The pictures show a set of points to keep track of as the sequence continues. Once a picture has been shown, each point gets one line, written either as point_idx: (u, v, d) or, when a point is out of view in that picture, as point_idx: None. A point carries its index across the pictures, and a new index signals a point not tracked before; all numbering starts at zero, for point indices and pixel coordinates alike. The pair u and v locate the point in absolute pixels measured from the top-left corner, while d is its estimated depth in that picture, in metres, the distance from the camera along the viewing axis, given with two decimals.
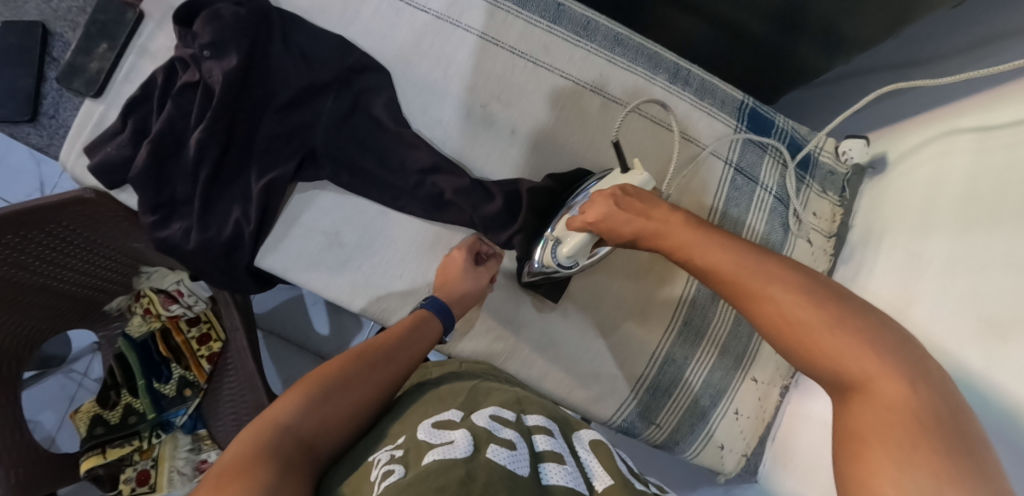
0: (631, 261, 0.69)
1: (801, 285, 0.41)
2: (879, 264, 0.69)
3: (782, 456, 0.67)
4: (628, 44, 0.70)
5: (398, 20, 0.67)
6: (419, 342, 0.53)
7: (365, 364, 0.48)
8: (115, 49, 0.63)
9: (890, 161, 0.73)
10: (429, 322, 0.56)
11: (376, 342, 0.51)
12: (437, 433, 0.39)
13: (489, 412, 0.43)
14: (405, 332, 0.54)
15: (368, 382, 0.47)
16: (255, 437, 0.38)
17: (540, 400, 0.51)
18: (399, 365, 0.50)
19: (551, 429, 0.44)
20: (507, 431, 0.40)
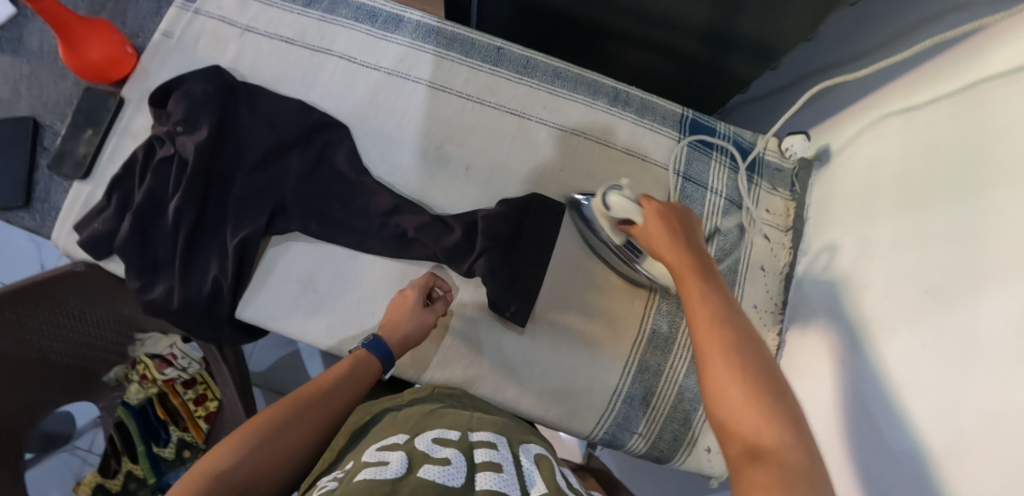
0: (593, 275, 0.72)
1: (745, 336, 0.47)
2: (832, 251, 0.70)
3: None
4: (567, 76, 0.76)
5: (354, 80, 0.73)
6: (360, 382, 0.57)
7: (299, 410, 0.51)
8: (101, 134, 0.69)
9: (833, 151, 0.76)
10: (367, 362, 0.59)
11: (320, 384, 0.54)
12: (379, 454, 0.42)
13: (431, 434, 0.47)
14: (348, 372, 0.57)
15: (306, 426, 0.50)
16: (188, 487, 0.41)
17: (494, 420, 0.55)
18: (337, 407, 0.54)
19: (495, 442, 0.47)
20: (447, 449, 0.44)
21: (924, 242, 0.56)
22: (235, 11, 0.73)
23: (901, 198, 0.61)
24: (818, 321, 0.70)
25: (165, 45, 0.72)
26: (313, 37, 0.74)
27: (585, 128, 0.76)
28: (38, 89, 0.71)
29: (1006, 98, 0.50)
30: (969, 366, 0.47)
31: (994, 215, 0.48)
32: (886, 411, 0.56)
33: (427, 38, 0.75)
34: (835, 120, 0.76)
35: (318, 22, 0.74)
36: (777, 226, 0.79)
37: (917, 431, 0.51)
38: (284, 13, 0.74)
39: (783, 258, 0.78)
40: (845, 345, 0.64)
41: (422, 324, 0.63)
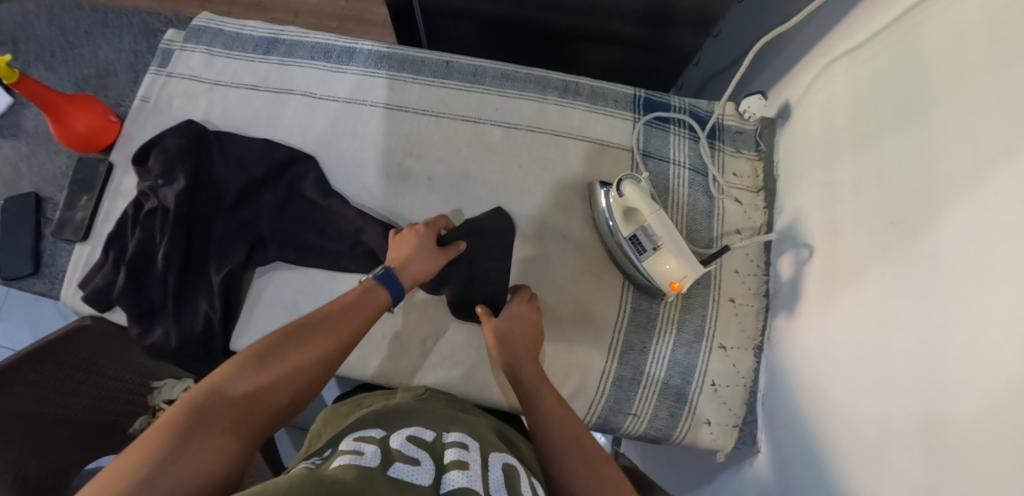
0: (565, 263, 0.73)
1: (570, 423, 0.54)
2: (801, 202, 0.69)
3: (774, 420, 0.65)
4: (515, 77, 0.79)
5: (315, 114, 0.78)
6: (369, 311, 0.55)
7: (304, 334, 0.50)
8: (94, 198, 0.75)
9: (792, 105, 0.75)
10: (373, 292, 0.57)
11: (326, 313, 0.53)
12: (354, 445, 0.44)
13: (409, 433, 0.48)
14: (358, 302, 0.55)
15: (310, 350, 0.50)
16: (191, 398, 0.42)
17: (472, 422, 0.56)
18: (344, 333, 0.52)
19: (467, 443, 0.48)
20: (419, 449, 0.45)
21: (881, 177, 0.55)
22: (204, 69, 0.80)
23: (856, 138, 0.60)
24: (798, 276, 0.67)
25: (144, 109, 0.78)
26: (274, 81, 0.79)
27: (539, 123, 0.77)
28: (37, 167, 0.79)
29: (942, 19, 0.50)
30: (934, 289, 0.46)
31: (953, 132, 0.47)
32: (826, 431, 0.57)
33: (379, 64, 0.80)
34: (789, 75, 0.76)
35: (278, 65, 0.80)
36: (746, 188, 0.78)
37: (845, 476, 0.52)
38: (247, 63, 0.80)
39: (758, 219, 0.76)
40: (820, 297, 0.62)
41: (434, 263, 0.63)
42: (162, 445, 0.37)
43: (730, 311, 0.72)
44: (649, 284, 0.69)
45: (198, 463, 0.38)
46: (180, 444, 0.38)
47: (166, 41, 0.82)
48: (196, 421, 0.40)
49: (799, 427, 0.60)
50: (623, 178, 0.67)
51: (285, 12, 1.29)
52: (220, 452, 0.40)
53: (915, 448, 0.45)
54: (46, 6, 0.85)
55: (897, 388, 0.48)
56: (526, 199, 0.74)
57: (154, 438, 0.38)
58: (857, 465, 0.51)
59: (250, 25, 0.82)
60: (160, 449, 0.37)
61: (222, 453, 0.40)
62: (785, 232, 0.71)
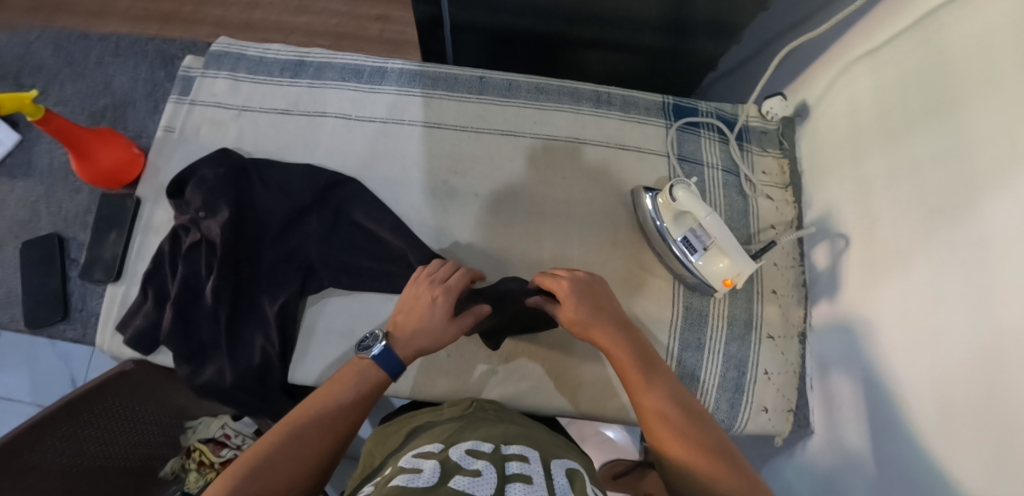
0: (618, 268, 0.75)
1: (659, 386, 0.54)
2: (833, 195, 0.73)
3: (826, 403, 0.69)
4: (549, 90, 0.81)
5: (352, 135, 0.77)
6: (368, 393, 0.54)
7: (301, 428, 0.49)
8: (125, 236, 0.72)
9: (811, 105, 0.80)
10: (368, 372, 0.55)
11: (317, 404, 0.52)
12: (413, 461, 0.45)
13: (466, 444, 0.48)
14: (355, 384, 0.54)
15: (308, 449, 0.48)
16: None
17: (529, 434, 0.55)
18: (342, 424, 0.51)
19: (527, 457, 0.48)
20: (479, 460, 0.45)
21: (915, 168, 0.60)
22: (229, 95, 0.77)
23: (885, 133, 0.65)
24: (836, 264, 0.72)
25: (169, 140, 0.75)
26: (306, 104, 0.77)
27: (577, 134, 0.79)
28: (55, 207, 0.74)
29: (962, 23, 0.55)
30: (983, 269, 0.50)
31: (981, 123, 0.52)
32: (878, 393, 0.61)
33: (413, 82, 0.80)
34: (807, 76, 0.80)
35: (308, 88, 0.78)
36: (776, 184, 0.82)
37: (905, 448, 0.56)
38: (275, 87, 0.78)
39: (789, 213, 0.80)
40: (865, 282, 0.66)
41: (438, 332, 0.58)
42: None
43: (774, 303, 0.76)
44: (701, 282, 0.71)
45: None
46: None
47: (185, 69, 0.79)
48: None
49: (853, 406, 0.64)
50: (674, 183, 0.69)
51: (274, 33, 1.19)
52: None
53: (976, 413, 0.49)
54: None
55: (953, 361, 0.52)
56: (572, 209, 0.76)
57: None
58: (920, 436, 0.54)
59: (274, 48, 0.80)
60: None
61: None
62: (818, 223, 0.76)
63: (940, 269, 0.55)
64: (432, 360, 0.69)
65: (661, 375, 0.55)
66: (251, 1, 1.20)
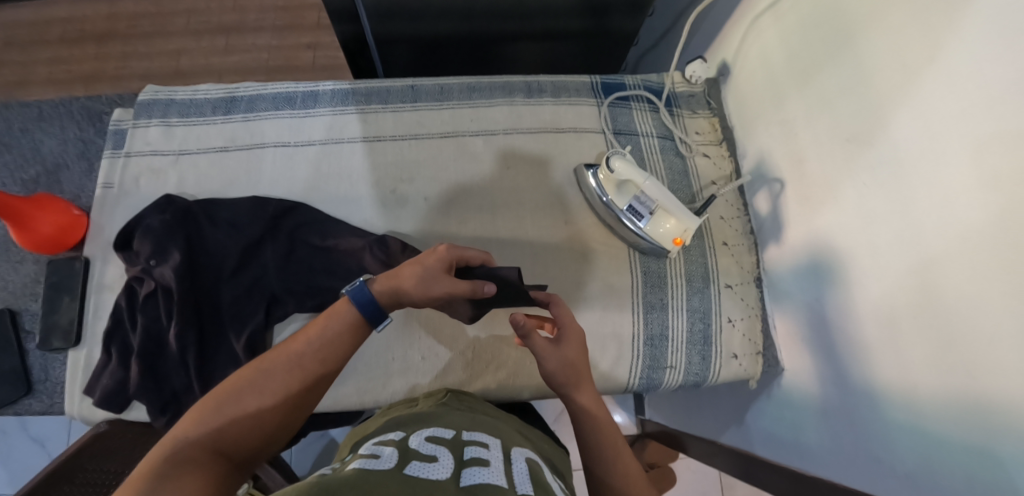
0: (575, 246, 0.77)
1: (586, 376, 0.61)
2: (764, 143, 0.77)
3: (788, 338, 0.72)
4: (481, 88, 0.83)
5: (293, 161, 0.77)
6: (346, 336, 0.54)
7: (270, 371, 0.50)
8: (79, 298, 0.71)
9: (729, 63, 0.84)
10: (344, 314, 0.54)
11: (293, 347, 0.52)
12: (374, 449, 0.46)
13: (427, 431, 0.51)
14: (333, 328, 0.53)
15: (278, 390, 0.49)
16: (155, 452, 0.41)
17: (491, 422, 0.58)
18: (315, 368, 0.51)
19: (487, 442, 0.51)
20: (439, 447, 0.47)
21: (829, 102, 0.64)
22: (164, 141, 0.77)
23: (798, 76, 0.69)
24: (777, 207, 0.75)
25: (109, 196, 0.74)
26: (243, 138, 0.78)
27: (514, 125, 0.82)
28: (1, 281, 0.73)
29: None
30: (902, 183, 0.54)
31: (876, 49, 0.56)
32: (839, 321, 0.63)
33: (346, 100, 0.81)
34: (721, 36, 0.84)
35: (243, 122, 0.78)
36: (710, 142, 0.86)
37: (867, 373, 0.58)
38: (209, 126, 0.78)
39: (727, 166, 0.84)
40: (806, 216, 0.69)
41: (424, 275, 0.57)
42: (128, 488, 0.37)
43: (726, 254, 0.79)
44: (653, 246, 0.74)
45: None
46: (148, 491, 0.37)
47: (115, 122, 0.78)
48: (164, 464, 0.40)
49: (812, 335, 0.67)
50: (610, 155, 0.72)
51: (205, 76, 1.19)
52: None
53: (918, 310, 0.52)
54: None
55: (886, 264, 0.56)
56: (521, 196, 0.78)
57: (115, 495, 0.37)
58: (873, 347, 0.57)
59: (202, 88, 0.80)
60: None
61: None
62: (755, 172, 0.79)
63: (864, 188, 0.59)
64: (408, 365, 0.70)
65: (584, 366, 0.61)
66: (177, 49, 1.20)
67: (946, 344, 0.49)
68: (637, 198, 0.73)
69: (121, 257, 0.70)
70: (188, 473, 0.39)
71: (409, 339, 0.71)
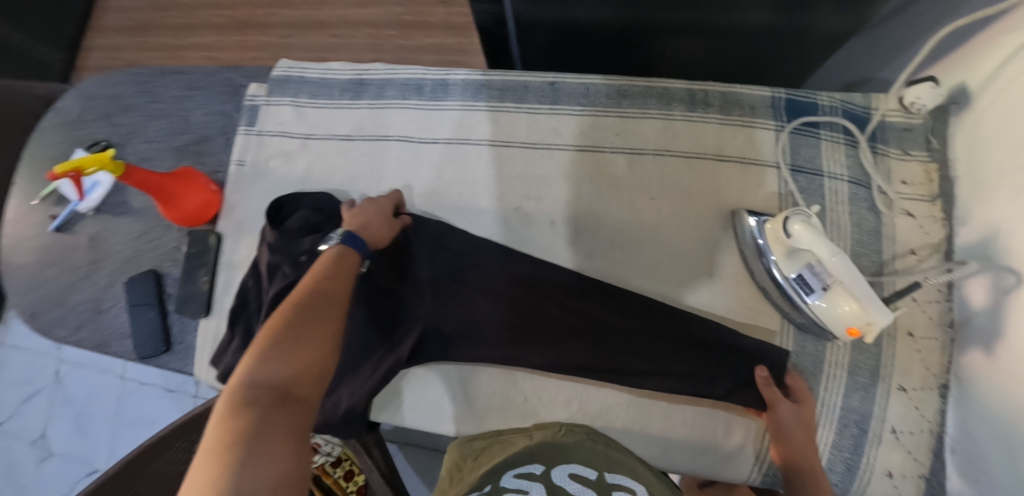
0: (718, 306, 0.65)
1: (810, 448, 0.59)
2: (1001, 208, 0.56)
3: (973, 467, 0.57)
4: (633, 93, 0.70)
5: (417, 160, 0.72)
6: (344, 278, 0.56)
7: (306, 306, 0.51)
8: (211, 272, 0.74)
9: (973, 92, 0.61)
10: (336, 259, 0.57)
11: (309, 286, 0.53)
12: (516, 481, 0.43)
13: (571, 466, 0.47)
14: (328, 275, 0.55)
15: (317, 332, 0.49)
16: (230, 410, 0.41)
17: (631, 463, 0.52)
18: (336, 304, 0.53)
19: (633, 487, 0.45)
20: (586, 489, 0.42)
21: None
22: (294, 123, 0.75)
23: None
24: (999, 306, 0.56)
25: (242, 174, 0.75)
26: (369, 128, 0.74)
27: (665, 144, 0.68)
28: (152, 244, 0.81)
29: None
30: None
31: None
32: None
33: (478, 94, 0.72)
34: (968, 49, 0.61)
35: (370, 109, 0.74)
36: (920, 197, 0.66)
37: None
38: (338, 111, 0.75)
39: (937, 233, 0.64)
40: None
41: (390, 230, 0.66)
42: (231, 440, 0.38)
43: (910, 348, 0.63)
44: (817, 325, 0.60)
45: (275, 447, 0.39)
46: (252, 452, 0.38)
47: (251, 97, 0.78)
48: (247, 409, 0.41)
49: (1010, 482, 0.52)
50: (789, 214, 0.57)
51: (343, 28, 1.13)
52: (286, 442, 0.40)
53: None
54: (132, 76, 0.89)
55: None
56: (661, 235, 0.67)
57: (213, 464, 0.37)
58: None
59: (333, 67, 0.77)
60: (232, 458, 0.37)
61: (289, 444, 0.40)
62: (974, 250, 0.59)
63: None
64: (505, 405, 0.66)
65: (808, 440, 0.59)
66: None
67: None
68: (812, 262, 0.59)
69: (269, 233, 0.68)
70: (272, 424, 0.40)
71: (512, 378, 0.66)
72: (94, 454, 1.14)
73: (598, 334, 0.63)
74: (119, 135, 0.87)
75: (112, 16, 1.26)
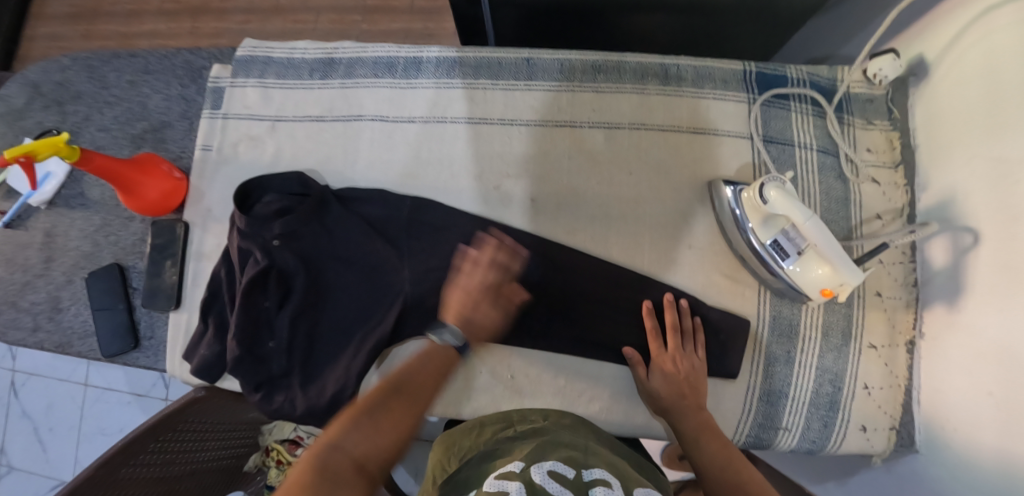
0: (701, 276, 0.66)
1: (686, 377, 0.61)
2: (962, 174, 0.59)
3: (938, 419, 0.60)
4: (608, 69, 0.70)
5: (393, 141, 0.70)
6: (443, 368, 0.54)
7: (395, 387, 0.50)
8: (179, 264, 0.71)
9: (931, 63, 0.64)
10: (442, 346, 0.55)
11: (409, 366, 0.53)
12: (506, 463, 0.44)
13: (549, 462, 0.39)
14: (429, 363, 0.54)
15: (401, 415, 0.48)
16: (306, 471, 0.41)
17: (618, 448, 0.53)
18: (427, 392, 0.52)
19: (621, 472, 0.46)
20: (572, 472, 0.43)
21: None
22: (261, 105, 0.73)
23: None
24: (960, 264, 0.59)
25: (208, 159, 0.72)
26: (340, 108, 0.72)
27: (640, 119, 0.69)
28: (114, 237, 0.77)
29: None
30: None
31: None
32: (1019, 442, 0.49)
33: (452, 72, 0.71)
34: (925, 22, 0.64)
35: (341, 90, 0.72)
36: (883, 164, 0.69)
37: None
38: (307, 92, 0.72)
39: (899, 199, 0.67)
40: (1000, 294, 0.53)
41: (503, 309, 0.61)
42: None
43: (877, 308, 0.66)
44: (793, 289, 0.62)
45: None
46: None
47: (214, 79, 0.74)
48: (325, 471, 0.41)
49: (973, 430, 0.55)
50: (765, 181, 0.58)
51: (306, 11, 1.09)
52: None
53: None
54: (82, 60, 0.83)
55: None
56: (640, 208, 0.68)
57: None
58: None
59: (301, 47, 0.74)
60: None
61: None
62: (934, 212, 0.63)
63: None
64: (491, 384, 0.66)
65: (690, 368, 0.62)
66: None
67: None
68: (790, 233, 0.60)
69: (238, 219, 0.65)
70: None
71: (498, 356, 0.66)
72: (58, 465, 1.08)
73: (579, 311, 0.65)
74: (70, 123, 0.82)
75: (55, 3, 1.18)
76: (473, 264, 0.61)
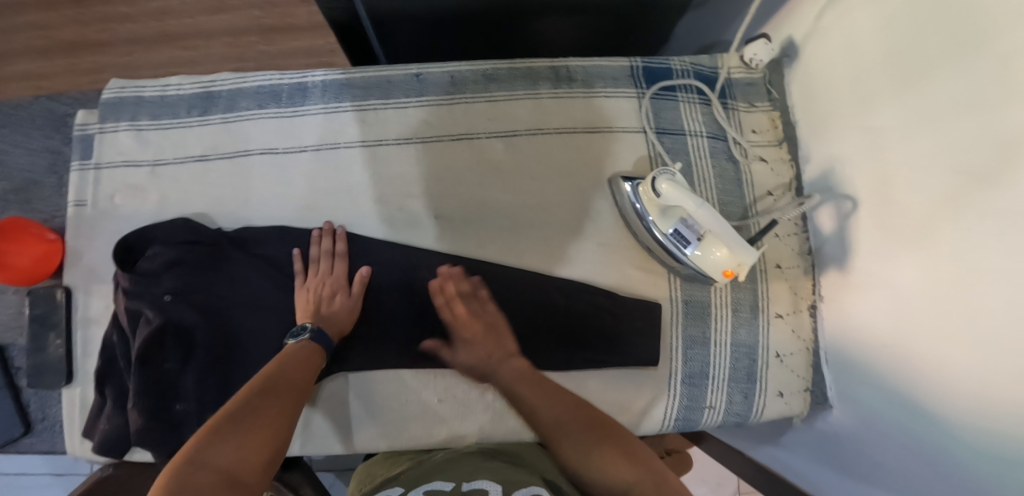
0: (614, 272, 0.68)
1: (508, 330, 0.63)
2: (836, 144, 0.63)
3: (844, 376, 0.64)
4: (500, 76, 0.70)
5: (286, 174, 0.67)
6: (311, 363, 0.56)
7: (265, 390, 0.49)
8: (64, 334, 0.66)
9: (799, 43, 0.68)
10: (302, 346, 0.57)
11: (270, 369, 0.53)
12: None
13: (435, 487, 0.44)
14: (295, 362, 0.55)
15: (276, 412, 0.48)
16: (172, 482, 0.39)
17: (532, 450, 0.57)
18: (300, 386, 0.53)
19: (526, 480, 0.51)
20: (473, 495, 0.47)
21: (937, 120, 0.49)
22: (136, 151, 0.68)
23: (892, 76, 0.54)
24: (843, 228, 0.63)
25: (83, 215, 0.66)
26: (225, 145, 0.68)
27: (537, 123, 0.70)
28: None
29: None
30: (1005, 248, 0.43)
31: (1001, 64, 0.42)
32: (911, 388, 0.53)
33: (341, 95, 0.69)
34: (789, 6, 0.68)
35: (224, 125, 0.68)
36: (769, 143, 0.72)
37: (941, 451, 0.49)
38: (186, 131, 0.68)
39: (786, 173, 0.71)
40: (881, 250, 0.57)
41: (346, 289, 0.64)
42: None
43: (780, 279, 0.69)
44: (698, 273, 0.65)
45: None
46: None
47: (80, 127, 0.69)
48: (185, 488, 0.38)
49: (871, 382, 0.59)
50: (657, 175, 0.61)
51: None
52: None
53: (980, 395, 0.45)
54: None
55: (959, 333, 0.47)
56: (546, 213, 0.68)
57: None
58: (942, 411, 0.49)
59: (174, 83, 0.69)
60: None
61: None
62: (818, 182, 0.66)
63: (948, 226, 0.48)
64: (420, 410, 0.64)
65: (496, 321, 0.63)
66: None
67: (995, 400, 0.43)
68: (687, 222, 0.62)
69: (122, 277, 0.61)
70: None
71: (423, 379, 0.65)
72: None
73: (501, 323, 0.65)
74: None
75: None
76: (318, 265, 0.64)
